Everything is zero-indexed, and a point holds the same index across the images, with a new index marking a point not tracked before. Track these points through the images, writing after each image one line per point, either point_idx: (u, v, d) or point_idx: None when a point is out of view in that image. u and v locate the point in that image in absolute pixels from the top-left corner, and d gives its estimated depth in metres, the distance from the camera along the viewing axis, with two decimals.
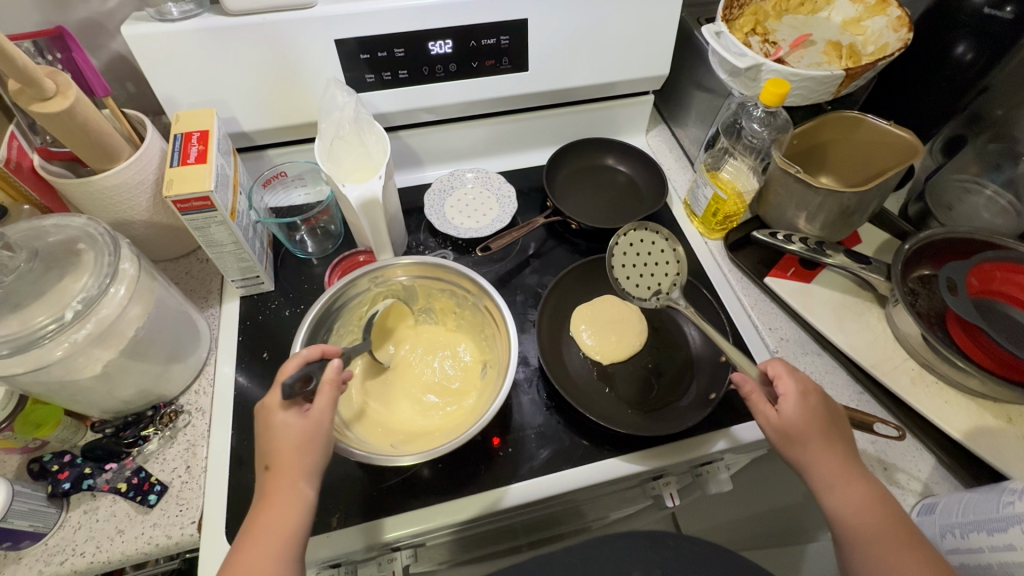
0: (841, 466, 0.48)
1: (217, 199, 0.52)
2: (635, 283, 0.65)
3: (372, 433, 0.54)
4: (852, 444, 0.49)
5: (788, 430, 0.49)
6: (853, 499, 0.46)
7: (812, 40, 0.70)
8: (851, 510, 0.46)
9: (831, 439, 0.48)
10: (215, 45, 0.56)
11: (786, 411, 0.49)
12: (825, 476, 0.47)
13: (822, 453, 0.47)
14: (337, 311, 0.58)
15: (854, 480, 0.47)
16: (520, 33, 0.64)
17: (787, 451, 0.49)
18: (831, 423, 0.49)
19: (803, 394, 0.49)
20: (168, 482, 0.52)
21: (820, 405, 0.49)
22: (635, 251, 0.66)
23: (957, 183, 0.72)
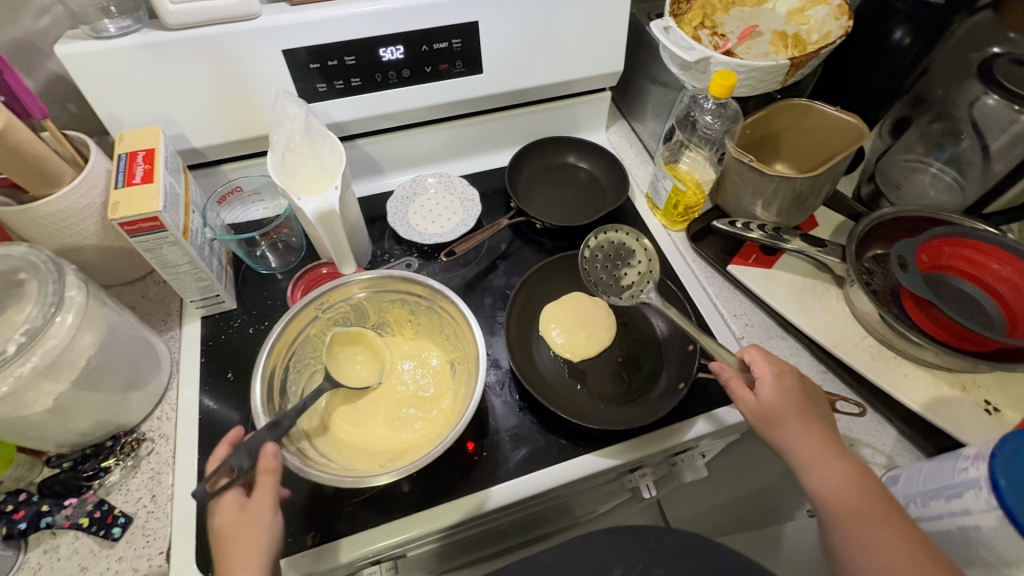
0: (819, 446, 0.48)
1: (167, 218, 0.50)
2: (605, 280, 0.66)
3: (351, 457, 0.53)
4: (829, 424, 0.51)
5: (766, 411, 0.50)
6: (833, 476, 0.47)
7: (759, 31, 0.71)
8: (831, 487, 0.47)
9: (808, 418, 0.49)
10: (157, 61, 0.54)
11: (763, 393, 0.50)
12: (805, 456, 0.48)
13: (800, 433, 0.49)
14: (294, 342, 0.55)
15: (833, 458, 0.48)
16: (472, 36, 0.64)
17: (766, 433, 0.50)
18: (806, 404, 0.50)
19: (778, 376, 0.51)
20: (133, 514, 0.51)
21: (794, 387, 0.51)
22: (606, 249, 0.68)
23: (904, 163, 0.75)
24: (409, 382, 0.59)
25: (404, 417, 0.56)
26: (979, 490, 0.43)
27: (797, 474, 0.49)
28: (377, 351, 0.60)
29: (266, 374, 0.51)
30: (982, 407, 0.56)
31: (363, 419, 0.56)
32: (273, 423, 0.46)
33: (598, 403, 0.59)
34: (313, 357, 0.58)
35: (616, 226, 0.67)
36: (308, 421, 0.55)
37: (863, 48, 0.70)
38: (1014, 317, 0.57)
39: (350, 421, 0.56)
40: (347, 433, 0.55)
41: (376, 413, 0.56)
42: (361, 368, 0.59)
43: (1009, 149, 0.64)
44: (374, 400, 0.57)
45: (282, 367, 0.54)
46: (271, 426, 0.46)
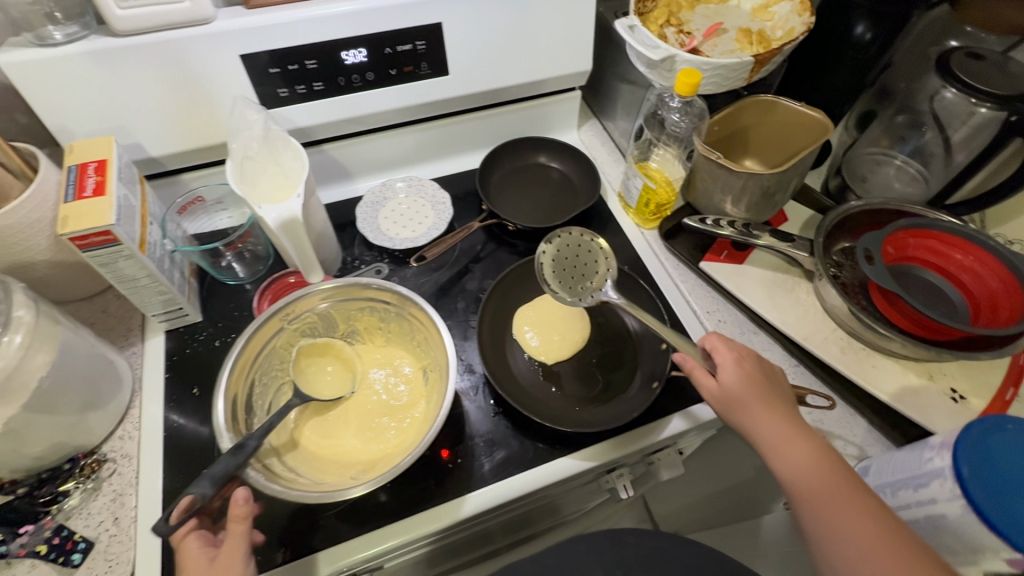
0: (783, 426, 0.47)
1: (121, 232, 0.49)
2: (568, 280, 0.64)
3: (323, 470, 0.51)
4: (794, 406, 0.50)
5: (728, 396, 0.50)
6: (797, 457, 0.46)
7: (724, 28, 0.72)
8: (796, 469, 0.45)
9: (770, 400, 0.48)
10: (107, 68, 0.52)
11: (724, 379, 0.50)
12: (768, 438, 0.47)
13: (763, 416, 0.48)
14: (260, 355, 0.54)
15: (798, 439, 0.47)
16: (436, 37, 0.63)
17: (731, 419, 0.50)
18: (768, 386, 0.50)
19: (738, 361, 0.51)
20: (94, 538, 0.49)
21: (754, 370, 0.50)
22: (564, 252, 0.66)
23: (869, 156, 0.76)
24: (381, 392, 0.58)
25: (377, 426, 0.55)
26: (944, 480, 0.44)
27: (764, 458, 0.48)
28: (347, 360, 0.59)
29: (230, 391, 0.49)
30: (949, 396, 0.57)
31: (334, 431, 0.55)
32: (237, 446, 0.44)
33: (573, 405, 0.59)
34: (282, 369, 0.57)
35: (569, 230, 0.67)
36: (278, 436, 0.53)
37: (826, 43, 0.70)
38: (977, 305, 0.58)
39: (320, 433, 0.55)
40: (318, 446, 0.54)
41: (347, 424, 0.55)
42: (331, 379, 0.58)
43: (970, 141, 0.65)
44: (344, 411, 0.56)
45: (248, 381, 0.53)
46: (235, 449, 0.43)
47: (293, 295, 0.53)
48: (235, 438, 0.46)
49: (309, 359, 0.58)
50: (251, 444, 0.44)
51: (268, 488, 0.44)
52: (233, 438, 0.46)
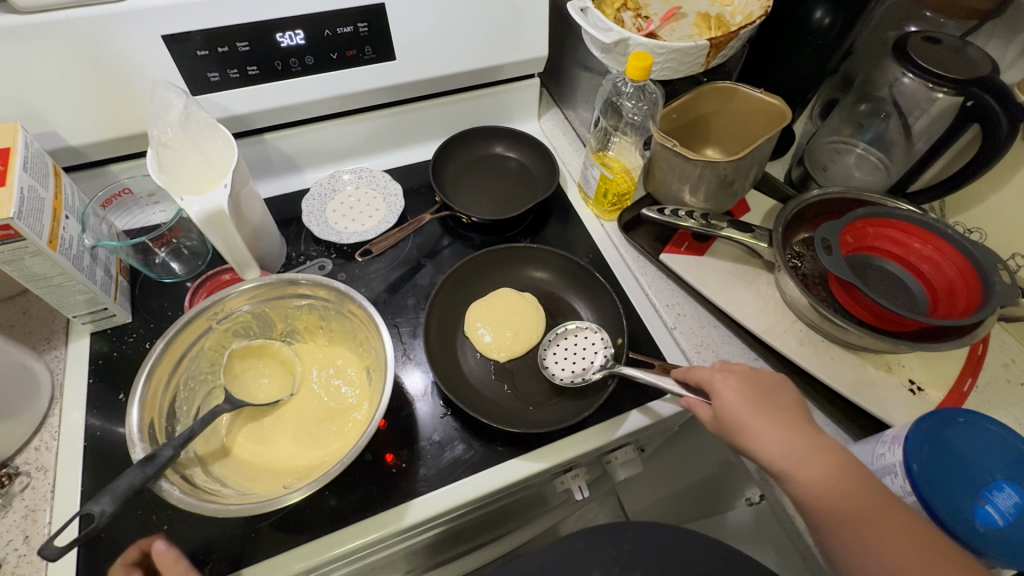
0: (790, 443, 0.43)
1: (23, 226, 0.45)
2: (571, 366, 0.58)
3: (255, 479, 0.49)
4: (796, 413, 0.46)
5: (726, 421, 0.46)
6: (814, 478, 0.42)
7: (683, 12, 0.70)
8: (817, 493, 0.41)
9: (768, 415, 0.45)
10: (9, 50, 0.48)
11: (718, 403, 0.46)
12: (779, 461, 0.43)
13: (766, 436, 0.44)
14: (185, 356, 0.51)
15: (811, 454, 0.42)
16: (380, 20, 0.59)
17: (736, 444, 0.46)
18: (763, 398, 0.46)
19: (724, 379, 0.47)
20: (2, 559, 0.45)
21: (744, 385, 0.47)
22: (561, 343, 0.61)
23: (830, 145, 0.74)
24: (322, 394, 0.55)
25: (316, 431, 0.52)
26: (894, 476, 0.43)
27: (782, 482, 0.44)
28: (283, 360, 0.56)
29: (146, 402, 0.46)
30: (907, 387, 0.56)
31: (268, 437, 0.52)
32: (149, 457, 0.41)
33: (526, 406, 0.57)
34: (212, 373, 0.55)
35: (547, 247, 0.66)
36: (206, 443, 0.51)
37: (787, 30, 0.69)
38: (936, 296, 0.57)
39: (254, 439, 0.52)
40: (251, 454, 0.51)
41: (284, 429, 0.53)
42: (268, 382, 0.55)
43: (930, 128, 0.63)
44: (280, 414, 0.53)
45: (170, 387, 0.50)
46: (147, 460, 0.41)
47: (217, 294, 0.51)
48: (149, 449, 0.44)
49: (245, 362, 0.56)
50: (164, 454, 0.41)
51: (187, 506, 0.41)
52: (148, 447, 0.44)
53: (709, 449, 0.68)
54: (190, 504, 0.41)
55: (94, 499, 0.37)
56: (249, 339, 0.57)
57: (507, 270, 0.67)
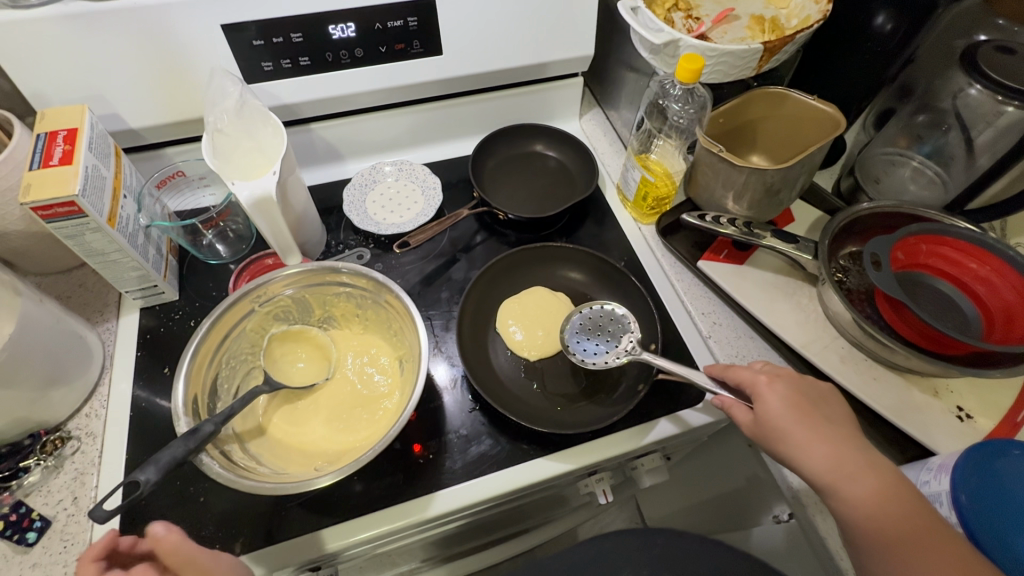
0: (837, 458, 0.42)
1: (86, 203, 0.47)
2: (593, 348, 0.58)
3: (289, 460, 0.51)
4: (843, 425, 0.45)
5: (767, 429, 0.45)
6: (862, 496, 0.41)
7: (736, 14, 0.68)
8: (865, 512, 0.40)
9: (815, 426, 0.44)
10: (81, 34, 0.50)
11: (760, 409, 0.45)
12: (825, 476, 0.42)
13: (811, 448, 0.43)
14: (228, 337, 0.53)
15: (860, 471, 0.41)
16: (429, 14, 0.60)
17: (776, 454, 0.45)
18: (808, 407, 0.45)
19: (769, 385, 0.46)
20: (52, 517, 0.48)
21: (789, 392, 0.45)
22: (582, 322, 0.60)
23: (883, 156, 0.71)
24: (355, 380, 0.56)
25: (348, 417, 0.53)
26: (941, 505, 0.42)
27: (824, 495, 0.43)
28: (320, 345, 0.58)
29: (191, 377, 0.48)
30: (955, 414, 0.53)
31: (302, 419, 0.54)
32: (191, 431, 0.42)
33: (554, 406, 0.56)
34: (251, 354, 0.57)
35: (582, 247, 0.66)
36: (243, 421, 0.52)
37: (845, 36, 0.66)
38: (992, 320, 0.54)
39: (288, 420, 0.54)
40: (285, 435, 0.53)
41: (317, 412, 0.54)
42: (305, 365, 0.57)
43: (995, 143, 0.61)
44: (314, 398, 0.55)
45: (213, 364, 0.52)
46: (189, 434, 0.42)
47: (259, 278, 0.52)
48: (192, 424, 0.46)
49: (284, 346, 0.58)
50: (205, 429, 0.43)
51: (227, 481, 0.43)
52: (190, 421, 0.46)
53: (737, 462, 0.67)
54: (228, 479, 0.43)
55: (140, 468, 0.39)
56: (288, 323, 0.59)
57: (541, 269, 0.67)
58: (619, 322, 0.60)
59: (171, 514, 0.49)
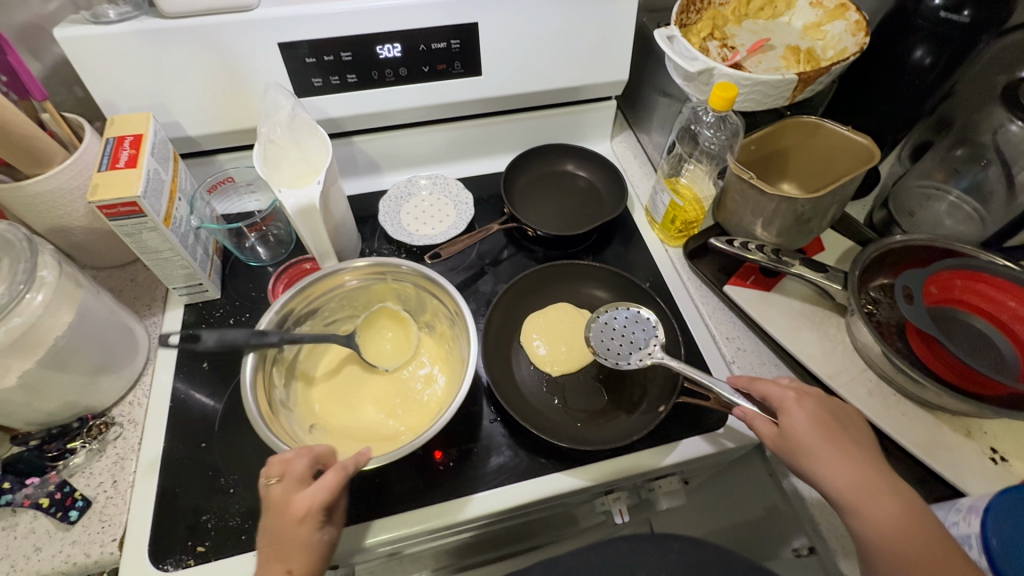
0: (862, 477, 0.42)
1: (146, 204, 0.50)
2: (616, 349, 0.59)
3: (299, 402, 0.58)
4: (867, 448, 0.45)
5: (791, 444, 0.45)
6: (885, 519, 0.41)
7: (771, 44, 0.69)
8: (885, 533, 0.40)
9: (842, 445, 0.44)
10: (152, 49, 0.55)
11: (786, 423, 0.45)
12: (847, 494, 0.42)
13: (836, 466, 0.43)
14: (357, 283, 0.61)
15: (883, 494, 0.42)
16: (471, 37, 0.63)
17: (798, 469, 0.45)
18: (835, 426, 0.45)
19: (798, 400, 0.46)
20: (93, 497, 0.51)
21: (818, 409, 0.46)
22: (607, 323, 0.62)
23: (919, 189, 0.71)
24: (403, 388, 0.59)
25: (372, 414, 0.57)
26: (970, 548, 0.41)
27: (843, 515, 0.42)
28: (410, 339, 0.63)
29: (297, 300, 0.57)
30: (988, 455, 0.52)
31: (343, 396, 0.59)
32: (262, 333, 0.51)
33: (574, 421, 0.57)
34: (359, 307, 0.65)
35: (605, 265, 0.67)
36: (308, 356, 0.61)
37: (880, 69, 0.66)
38: None
39: (337, 386, 0.60)
40: (327, 389, 0.60)
41: (360, 393, 0.59)
42: (391, 348, 0.62)
43: None
44: (373, 387, 0.59)
45: (336, 293, 0.61)
46: (260, 334, 0.51)
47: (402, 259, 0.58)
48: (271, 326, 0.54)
49: (389, 318, 0.64)
50: (270, 339, 0.51)
51: (241, 374, 0.51)
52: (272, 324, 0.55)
53: (757, 490, 0.66)
54: (252, 381, 0.52)
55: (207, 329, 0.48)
56: (404, 307, 0.65)
57: (568, 285, 0.68)
58: (643, 330, 0.61)
59: (202, 503, 0.51)
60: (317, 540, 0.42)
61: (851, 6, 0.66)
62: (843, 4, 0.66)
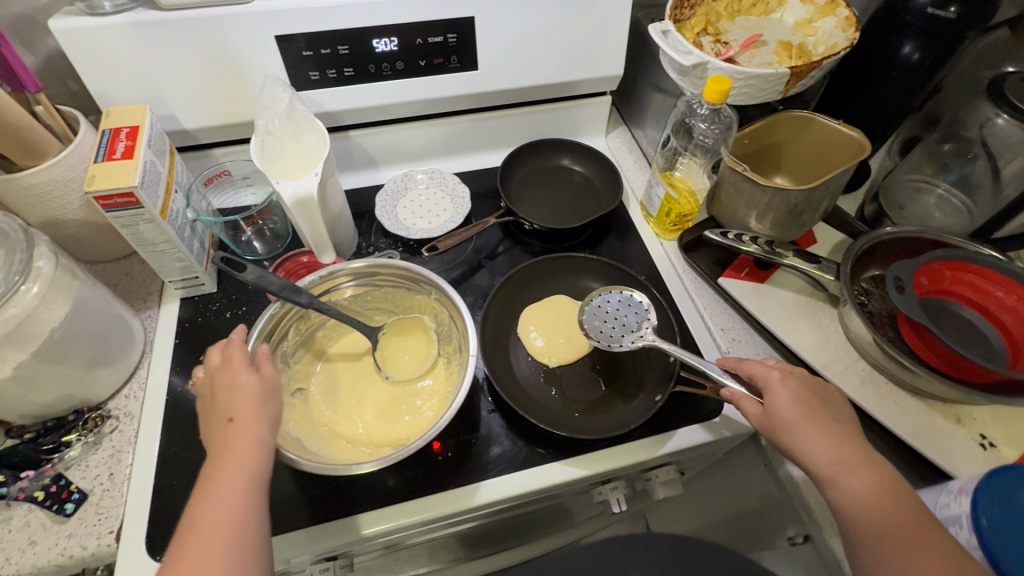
0: (841, 451, 0.43)
1: (143, 195, 0.50)
2: (608, 333, 0.60)
3: (301, 363, 0.60)
4: (848, 424, 0.46)
5: (774, 422, 0.46)
6: (862, 491, 0.42)
7: (763, 40, 0.70)
8: (862, 503, 0.42)
9: (823, 421, 0.45)
10: (148, 40, 0.55)
11: (771, 403, 0.46)
12: (826, 468, 0.43)
13: (817, 442, 0.44)
14: (404, 284, 0.61)
15: (860, 465, 0.43)
16: (468, 32, 0.63)
17: (780, 445, 0.46)
18: (818, 404, 0.46)
19: (782, 380, 0.47)
20: (89, 491, 0.50)
21: (802, 388, 0.47)
22: (602, 307, 0.63)
23: (909, 183, 0.72)
24: (394, 396, 0.58)
25: (357, 408, 0.57)
26: (961, 528, 0.41)
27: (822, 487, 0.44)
28: (426, 357, 0.60)
29: (342, 275, 0.58)
30: (977, 442, 0.53)
31: (341, 385, 0.59)
32: (298, 289, 0.51)
33: (572, 411, 0.57)
34: (400, 306, 0.65)
35: (602, 257, 0.68)
36: (327, 331, 0.63)
37: (870, 65, 0.67)
38: (1018, 348, 0.54)
39: (339, 371, 0.60)
40: (335, 369, 0.60)
41: (357, 385, 0.59)
42: (408, 358, 0.60)
43: None
44: (372, 389, 0.58)
45: (385, 283, 0.62)
46: (297, 291, 0.51)
47: (437, 279, 0.56)
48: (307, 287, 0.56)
49: (422, 332, 0.63)
50: (300, 299, 0.50)
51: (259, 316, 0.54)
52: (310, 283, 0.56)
53: (751, 481, 0.67)
54: (269, 327, 0.54)
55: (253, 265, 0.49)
56: (437, 327, 0.63)
57: (564, 278, 0.68)
58: (637, 319, 0.61)
59: None
60: (263, 438, 0.42)
61: (841, 3, 0.67)
62: (833, 1, 0.67)
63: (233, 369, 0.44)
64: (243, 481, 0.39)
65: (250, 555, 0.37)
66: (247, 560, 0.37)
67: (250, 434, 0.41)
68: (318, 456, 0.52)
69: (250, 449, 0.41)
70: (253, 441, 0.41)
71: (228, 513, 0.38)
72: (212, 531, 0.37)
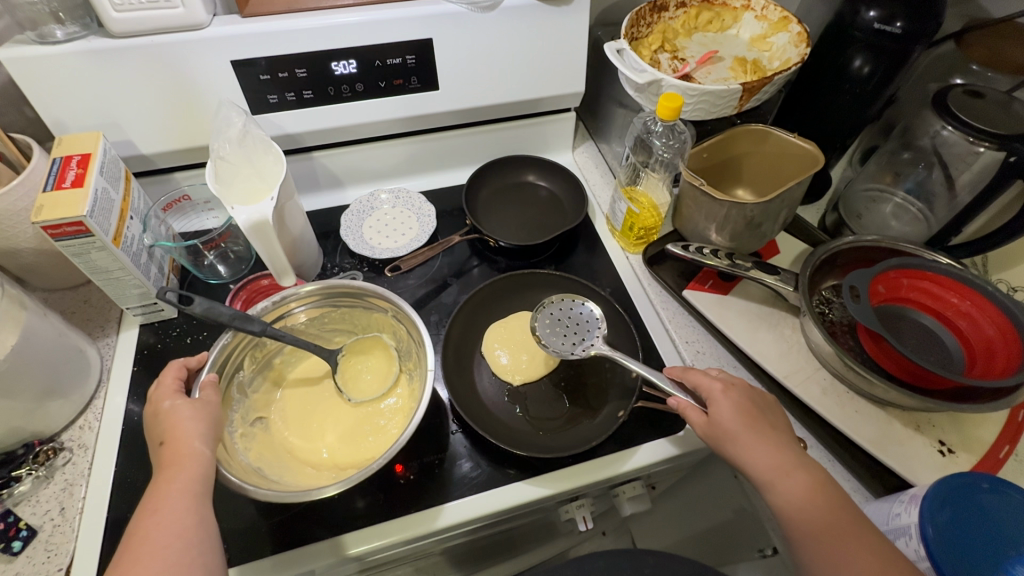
0: (779, 457, 0.45)
1: (93, 223, 0.50)
2: (560, 341, 0.60)
3: (260, 392, 0.60)
4: (785, 432, 0.48)
5: (718, 433, 0.47)
6: (799, 495, 0.43)
7: (720, 56, 0.71)
8: (797, 505, 0.43)
9: (762, 430, 0.46)
10: (100, 67, 0.54)
11: (715, 413, 0.48)
12: (764, 474, 0.44)
13: (756, 450, 0.45)
14: (359, 303, 0.61)
15: (795, 471, 0.44)
16: (427, 53, 0.64)
17: (724, 454, 0.47)
18: (758, 413, 0.48)
19: (725, 391, 0.49)
20: (38, 527, 0.49)
21: (743, 399, 0.48)
22: (550, 316, 0.63)
23: (865, 193, 0.74)
24: (358, 417, 0.57)
25: (319, 430, 0.57)
26: (909, 539, 0.41)
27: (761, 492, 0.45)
28: (388, 374, 0.60)
29: (295, 299, 0.58)
30: (936, 448, 0.53)
31: (302, 411, 0.58)
32: (246, 318, 0.50)
33: (537, 430, 0.57)
34: (358, 326, 0.64)
35: (566, 274, 0.68)
36: (285, 357, 0.62)
37: (823, 79, 0.69)
38: (974, 354, 0.55)
39: (298, 397, 0.59)
40: (295, 395, 0.60)
41: (317, 410, 0.58)
42: (369, 378, 0.60)
43: (973, 183, 0.62)
44: (334, 412, 0.58)
45: (342, 304, 0.61)
46: (247, 319, 0.50)
47: (398, 300, 0.56)
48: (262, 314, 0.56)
49: (380, 350, 0.62)
50: (251, 328, 0.50)
51: (211, 347, 0.53)
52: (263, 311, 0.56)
53: (721, 493, 0.67)
54: (221, 358, 0.54)
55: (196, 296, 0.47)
56: (396, 342, 0.62)
57: (528, 296, 0.68)
58: (587, 324, 0.62)
59: None
60: (200, 452, 0.43)
61: (793, 18, 0.68)
62: (785, 17, 0.69)
63: (162, 397, 0.47)
64: (178, 504, 0.40)
65: (195, 558, 0.38)
66: (192, 564, 0.38)
67: (185, 445, 0.43)
68: (281, 483, 0.51)
69: (187, 462, 0.42)
70: (187, 455, 0.43)
71: (169, 527, 0.39)
72: (147, 545, 0.38)
